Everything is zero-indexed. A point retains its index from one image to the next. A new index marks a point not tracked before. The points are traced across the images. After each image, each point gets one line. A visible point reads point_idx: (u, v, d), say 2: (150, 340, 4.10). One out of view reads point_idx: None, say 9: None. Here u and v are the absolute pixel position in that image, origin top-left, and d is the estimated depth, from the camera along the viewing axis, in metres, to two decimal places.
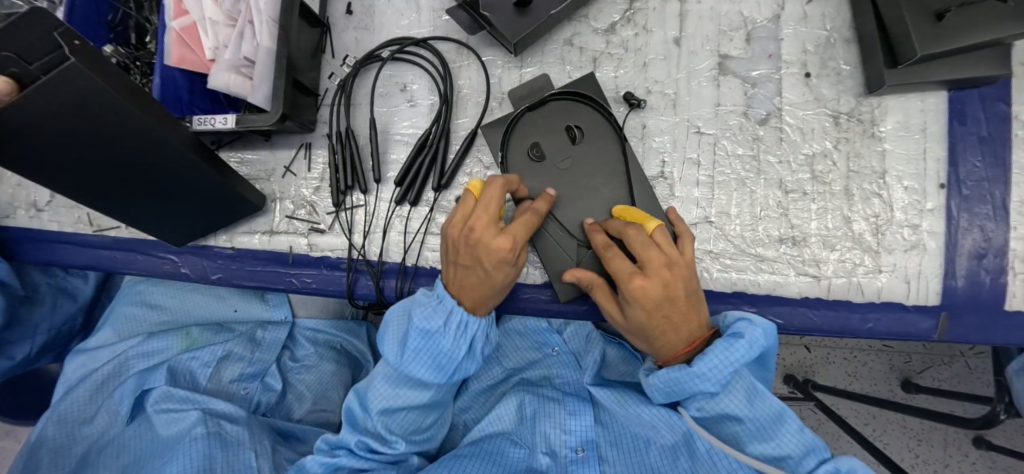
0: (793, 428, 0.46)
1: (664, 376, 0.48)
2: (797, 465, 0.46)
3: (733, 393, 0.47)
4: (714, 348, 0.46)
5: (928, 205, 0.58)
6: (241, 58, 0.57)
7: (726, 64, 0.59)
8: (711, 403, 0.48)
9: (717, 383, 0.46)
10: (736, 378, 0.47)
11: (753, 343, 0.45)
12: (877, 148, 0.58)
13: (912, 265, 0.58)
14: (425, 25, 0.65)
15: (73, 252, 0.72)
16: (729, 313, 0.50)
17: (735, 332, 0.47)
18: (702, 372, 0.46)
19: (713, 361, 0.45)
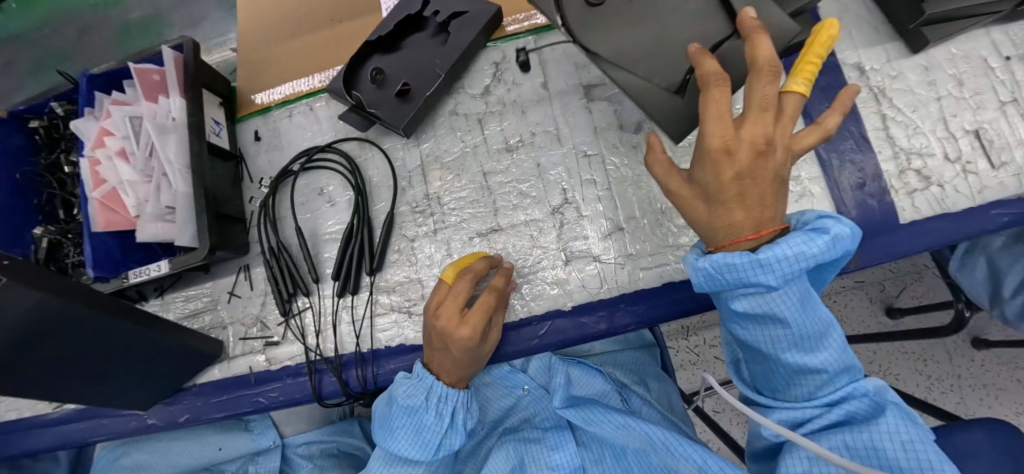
0: (835, 345, 0.43)
1: (718, 256, 0.41)
2: (827, 375, 0.43)
3: (790, 289, 0.40)
4: (790, 237, 0.38)
5: (800, 156, 0.65)
6: (163, 207, 0.62)
7: (591, 92, 0.67)
8: (763, 298, 0.41)
9: (783, 274, 0.38)
10: (795, 281, 0.40)
11: (840, 239, 0.39)
12: (740, 123, 0.66)
13: (807, 212, 0.64)
14: (327, 133, 0.72)
15: (38, 436, 0.72)
16: (805, 211, 0.45)
17: (817, 228, 0.40)
18: (768, 258, 0.38)
19: (782, 249, 0.38)
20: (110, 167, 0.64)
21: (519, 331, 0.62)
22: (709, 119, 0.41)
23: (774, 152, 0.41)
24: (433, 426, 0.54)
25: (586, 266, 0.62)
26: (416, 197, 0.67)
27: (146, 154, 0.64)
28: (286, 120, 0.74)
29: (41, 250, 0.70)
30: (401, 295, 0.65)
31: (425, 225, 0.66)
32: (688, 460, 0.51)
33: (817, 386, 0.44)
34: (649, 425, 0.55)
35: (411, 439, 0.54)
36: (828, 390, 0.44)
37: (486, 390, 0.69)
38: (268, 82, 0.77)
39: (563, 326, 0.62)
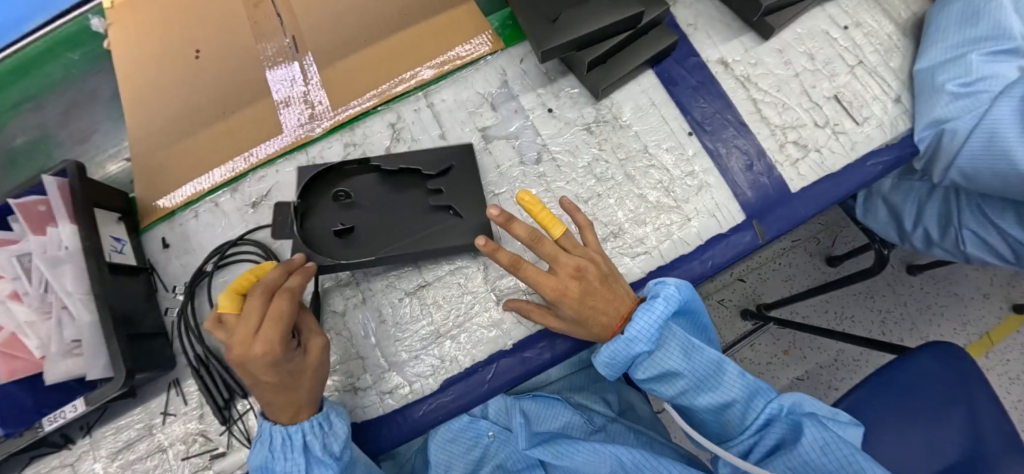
0: (733, 374, 0.57)
1: (607, 349, 0.56)
2: (746, 407, 0.57)
3: (669, 348, 0.57)
4: (638, 312, 0.54)
5: (689, 153, 0.70)
6: (70, 341, 0.59)
7: (488, 133, 0.70)
8: (651, 364, 0.57)
9: (649, 341, 0.54)
10: (669, 332, 0.57)
11: (669, 300, 0.54)
12: (630, 134, 0.70)
13: (707, 202, 0.68)
14: (238, 224, 0.71)
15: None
16: (650, 281, 0.59)
17: (655, 294, 0.56)
18: (634, 334, 0.54)
19: (637, 327, 0.54)
20: (1, 311, 0.60)
21: (468, 380, 0.62)
22: (539, 282, 0.54)
23: (590, 270, 0.55)
24: (288, 470, 0.53)
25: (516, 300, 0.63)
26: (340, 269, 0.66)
27: (42, 290, 0.60)
28: (193, 221, 0.72)
29: None
30: (343, 373, 0.63)
31: (353, 295, 0.65)
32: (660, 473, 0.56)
33: (747, 418, 0.57)
34: (614, 448, 0.59)
35: (285, 461, 0.53)
36: (755, 419, 0.57)
37: (452, 447, 0.66)
38: (169, 186, 0.75)
39: (510, 364, 0.62)
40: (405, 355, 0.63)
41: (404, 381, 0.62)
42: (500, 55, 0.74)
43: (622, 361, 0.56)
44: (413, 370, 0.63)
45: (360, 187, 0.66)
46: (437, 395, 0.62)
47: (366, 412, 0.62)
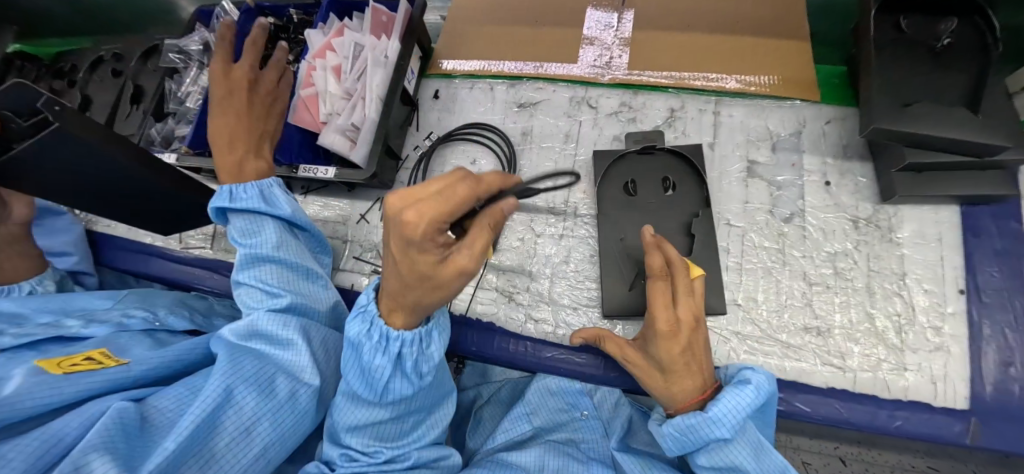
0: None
1: (676, 421, 0.49)
2: None
3: (744, 440, 0.47)
4: (724, 394, 0.47)
5: (949, 309, 0.61)
6: (349, 124, 0.70)
7: (754, 167, 0.69)
8: (721, 451, 0.47)
9: (730, 427, 0.46)
10: (745, 430, 0.48)
11: (760, 387, 0.48)
12: (896, 252, 0.64)
13: (937, 366, 0.60)
14: (497, 114, 0.78)
15: (173, 269, 0.85)
16: (733, 365, 0.54)
17: (742, 379, 0.49)
18: (725, 404, 0.46)
19: (727, 407, 0.46)
20: (322, 75, 0.74)
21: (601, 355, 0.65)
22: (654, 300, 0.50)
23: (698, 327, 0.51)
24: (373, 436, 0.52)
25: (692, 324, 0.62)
26: (555, 199, 0.71)
27: (354, 77, 0.73)
28: (466, 91, 0.81)
29: None
30: (508, 279, 0.69)
31: (553, 226, 0.70)
32: None
33: None
34: None
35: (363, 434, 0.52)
36: None
37: (549, 399, 0.69)
38: (463, 53, 0.85)
39: None
40: (566, 301, 0.66)
41: (551, 319, 0.66)
42: (810, 106, 0.71)
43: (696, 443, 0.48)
44: (563, 318, 0.66)
45: (655, 193, 0.67)
46: (569, 351, 0.65)
47: (506, 321, 0.67)
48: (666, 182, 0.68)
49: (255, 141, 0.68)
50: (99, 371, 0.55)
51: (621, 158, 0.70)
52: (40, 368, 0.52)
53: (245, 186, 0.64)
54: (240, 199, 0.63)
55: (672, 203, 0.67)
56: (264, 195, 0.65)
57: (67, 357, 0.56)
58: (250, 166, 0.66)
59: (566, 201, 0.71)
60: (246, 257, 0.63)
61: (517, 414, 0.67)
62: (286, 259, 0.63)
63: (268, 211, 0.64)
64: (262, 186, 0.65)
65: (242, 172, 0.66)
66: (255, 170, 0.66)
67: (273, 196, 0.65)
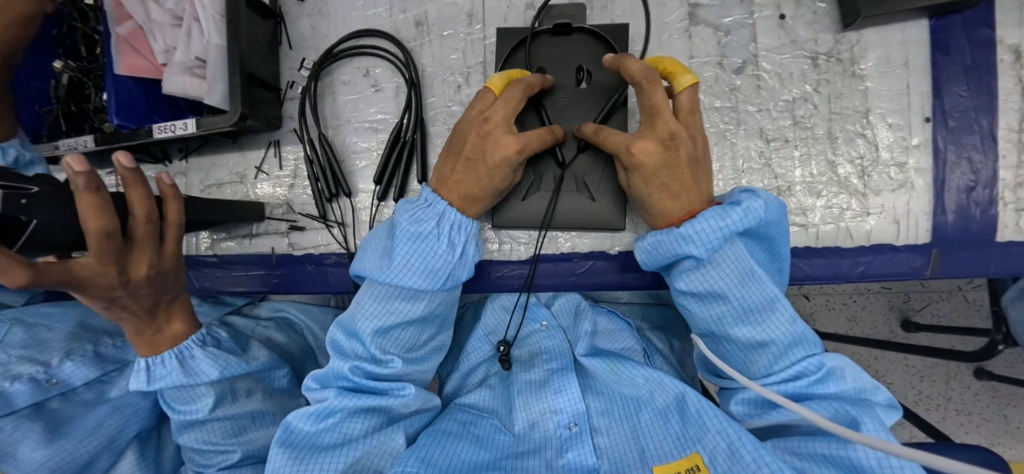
0: (784, 314, 0.45)
1: (652, 238, 0.47)
2: (782, 350, 0.45)
3: (724, 265, 0.45)
4: (705, 215, 0.44)
5: (914, 140, 0.56)
6: (192, 59, 0.55)
7: (696, 13, 0.57)
8: (699, 276, 0.46)
9: (707, 247, 0.44)
10: (727, 249, 0.45)
11: (749, 214, 0.43)
12: (859, 87, 0.56)
13: (901, 204, 0.56)
14: (380, 4, 0.62)
15: None
16: (735, 188, 0.47)
17: (734, 202, 0.45)
18: (692, 234, 0.44)
19: (699, 225, 0.44)
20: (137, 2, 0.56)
21: (557, 265, 0.59)
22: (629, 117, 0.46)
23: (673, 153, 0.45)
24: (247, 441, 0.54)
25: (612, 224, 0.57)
26: (472, 98, 0.59)
27: None
28: None
29: (60, 87, 0.64)
30: None
31: None
32: (719, 430, 0.45)
33: (777, 362, 0.46)
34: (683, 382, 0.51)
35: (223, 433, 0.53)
36: (787, 367, 0.45)
37: (506, 317, 0.64)
38: None
39: (604, 270, 0.58)
40: None
41: (495, 239, 0.59)
42: None
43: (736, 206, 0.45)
44: (509, 234, 0.59)
45: (568, 87, 0.55)
46: (523, 265, 0.60)
47: None
48: (581, 71, 0.55)
49: (161, 307, 0.51)
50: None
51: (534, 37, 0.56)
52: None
53: (166, 361, 0.52)
54: (160, 375, 0.52)
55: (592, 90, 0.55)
56: (188, 379, 0.51)
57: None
58: (174, 329, 0.53)
59: None
60: (178, 423, 0.52)
61: (477, 337, 0.64)
62: (240, 414, 0.54)
63: (210, 394, 0.52)
64: (181, 352, 0.52)
65: (159, 341, 0.52)
66: (173, 336, 0.52)
67: (195, 360, 0.52)
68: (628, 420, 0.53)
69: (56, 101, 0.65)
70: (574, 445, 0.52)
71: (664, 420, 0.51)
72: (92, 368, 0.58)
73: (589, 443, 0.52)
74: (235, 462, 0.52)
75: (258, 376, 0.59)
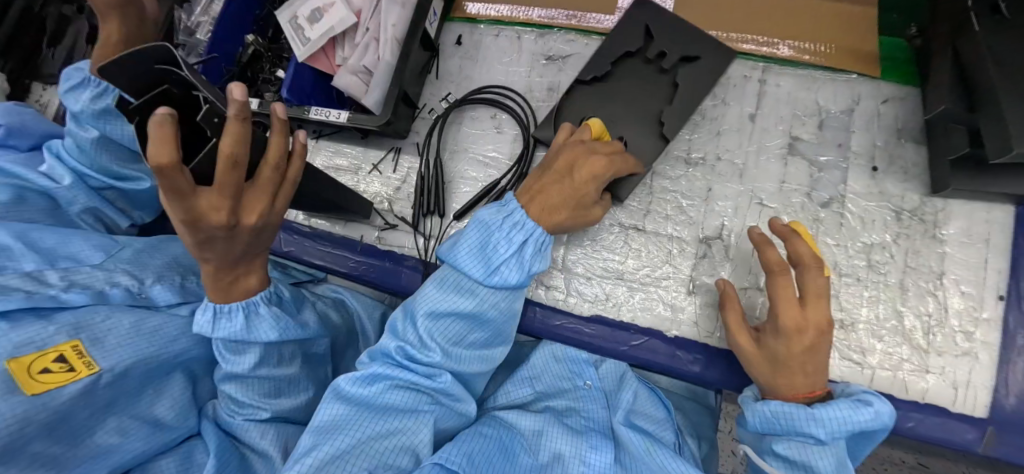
0: None
1: (776, 404, 0.47)
2: None
3: (831, 453, 0.45)
4: (838, 403, 0.44)
5: (984, 314, 0.58)
6: (361, 66, 0.66)
7: (796, 145, 0.63)
8: (801, 448, 0.45)
9: (830, 433, 0.44)
10: (835, 446, 0.45)
11: (880, 417, 0.44)
12: (937, 250, 0.60)
13: (961, 371, 0.57)
14: (523, 65, 0.72)
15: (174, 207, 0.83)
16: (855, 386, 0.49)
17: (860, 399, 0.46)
18: (822, 417, 0.44)
19: (833, 413, 0.44)
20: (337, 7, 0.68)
21: (615, 331, 0.61)
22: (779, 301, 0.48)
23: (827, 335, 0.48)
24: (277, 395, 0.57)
25: (609, 282, 0.62)
26: None
27: (369, 12, 0.67)
28: (490, 37, 0.75)
29: (245, 54, 0.77)
30: None
31: None
32: None
33: None
34: None
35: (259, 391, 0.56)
36: None
37: (553, 365, 0.66)
38: None
39: (656, 347, 0.60)
40: (580, 270, 0.63)
41: (562, 287, 0.63)
42: (868, 82, 0.65)
43: (779, 428, 0.47)
44: (576, 286, 0.63)
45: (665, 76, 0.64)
46: (581, 321, 0.62)
47: None
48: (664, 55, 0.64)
49: (246, 260, 0.50)
50: (69, 387, 0.47)
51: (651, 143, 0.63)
52: (12, 385, 0.44)
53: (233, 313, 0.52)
54: (223, 326, 0.52)
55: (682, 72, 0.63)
56: (246, 332, 0.52)
57: (38, 356, 0.46)
58: (249, 284, 0.52)
59: None
60: (222, 373, 0.55)
61: (520, 377, 0.66)
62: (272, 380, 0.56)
63: (255, 352, 0.54)
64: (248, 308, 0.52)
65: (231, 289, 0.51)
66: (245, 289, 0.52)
67: (259, 318, 0.53)
68: None
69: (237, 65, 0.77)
70: None
71: None
72: (175, 295, 0.61)
73: None
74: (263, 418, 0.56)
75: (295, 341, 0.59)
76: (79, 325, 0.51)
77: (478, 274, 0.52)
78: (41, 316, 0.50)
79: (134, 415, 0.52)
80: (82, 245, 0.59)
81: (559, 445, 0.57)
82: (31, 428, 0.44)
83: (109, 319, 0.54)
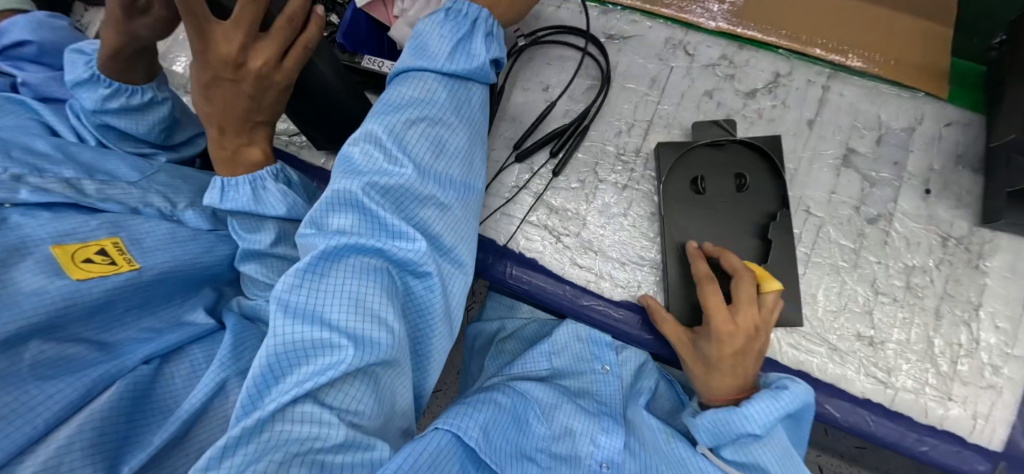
0: None
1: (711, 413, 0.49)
2: None
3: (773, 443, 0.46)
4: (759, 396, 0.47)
5: (1016, 351, 0.56)
6: (420, 19, 0.64)
7: (851, 157, 0.62)
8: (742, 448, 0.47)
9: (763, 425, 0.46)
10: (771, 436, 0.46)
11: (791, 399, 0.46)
12: (978, 281, 0.59)
13: (982, 402, 0.56)
14: (582, 41, 0.71)
15: None
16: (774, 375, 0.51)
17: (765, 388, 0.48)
18: (750, 414, 0.46)
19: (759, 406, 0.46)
20: None
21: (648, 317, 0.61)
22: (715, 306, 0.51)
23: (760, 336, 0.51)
24: None
25: (642, 269, 0.62)
26: (626, 146, 0.66)
27: None
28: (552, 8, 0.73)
29: None
30: (559, 220, 0.65)
31: (619, 174, 0.65)
32: None
33: None
34: None
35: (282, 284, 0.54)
36: None
37: (576, 345, 0.64)
38: None
39: None
40: (614, 255, 0.63)
41: (595, 269, 0.63)
42: (933, 102, 0.63)
43: (726, 436, 0.48)
44: (609, 271, 0.62)
45: (728, 191, 0.61)
46: (613, 305, 0.61)
47: (550, 263, 0.64)
48: (739, 179, 0.61)
49: (252, 126, 0.55)
50: (113, 276, 0.48)
51: (692, 150, 0.62)
52: (55, 267, 0.45)
53: (239, 184, 0.53)
54: (231, 197, 0.54)
55: (731, 218, 0.60)
56: (254, 204, 0.53)
57: (82, 246, 0.48)
58: (248, 153, 0.55)
59: (637, 150, 0.65)
60: (241, 251, 0.53)
61: (540, 350, 0.65)
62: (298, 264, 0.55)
63: (268, 232, 0.54)
64: (256, 180, 0.54)
65: (235, 160, 0.55)
66: (248, 157, 0.55)
67: (266, 192, 0.54)
68: None
69: None
70: None
71: None
72: (207, 220, 0.59)
73: None
74: None
75: None
76: (115, 223, 0.52)
77: (423, 155, 0.51)
78: (85, 214, 0.51)
79: (166, 318, 0.53)
80: (119, 164, 0.58)
81: (571, 420, 0.57)
82: (75, 310, 0.45)
83: (145, 225, 0.54)
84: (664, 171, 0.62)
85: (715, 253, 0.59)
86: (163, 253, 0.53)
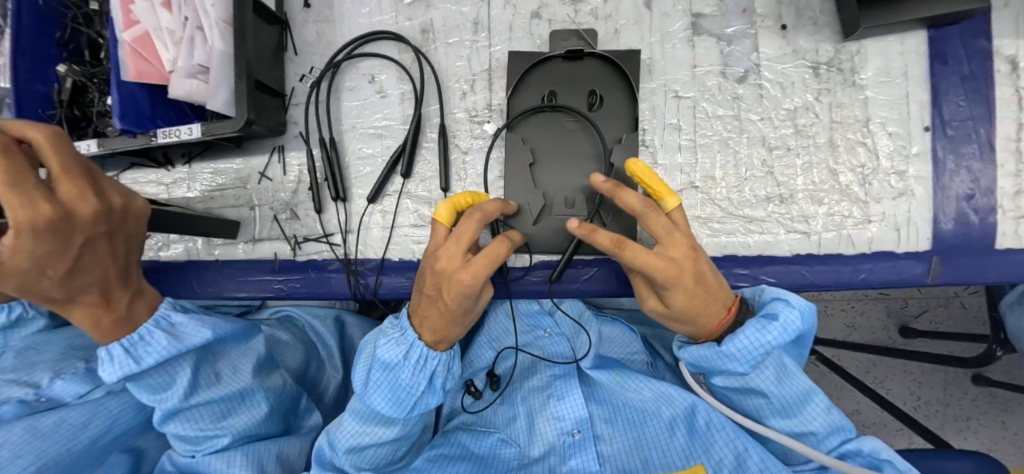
0: (821, 405, 0.44)
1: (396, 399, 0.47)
2: (820, 442, 0.44)
3: (765, 370, 0.43)
4: (747, 328, 0.42)
5: (913, 149, 0.56)
6: (195, 65, 0.55)
7: (699, 23, 0.58)
8: (736, 378, 0.45)
9: (748, 362, 0.42)
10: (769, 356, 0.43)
11: (788, 326, 0.41)
12: (860, 97, 0.56)
13: (901, 212, 0.56)
14: (386, 12, 0.62)
15: None
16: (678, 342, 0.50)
17: (768, 313, 0.43)
18: (733, 351, 0.42)
19: (739, 345, 0.42)
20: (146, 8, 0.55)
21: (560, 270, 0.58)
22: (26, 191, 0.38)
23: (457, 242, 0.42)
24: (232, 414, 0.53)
25: None
26: (476, 105, 0.59)
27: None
28: None
29: (64, 91, 0.64)
30: None
31: (481, 138, 0.59)
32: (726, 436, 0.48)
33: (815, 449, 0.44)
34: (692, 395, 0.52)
35: (206, 415, 0.52)
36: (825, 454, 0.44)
37: (510, 322, 0.64)
38: None
39: (606, 277, 0.58)
40: None
41: None
42: None
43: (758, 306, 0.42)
44: None
45: (580, 108, 0.57)
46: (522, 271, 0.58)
47: None
48: (592, 96, 0.57)
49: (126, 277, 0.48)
50: None
51: (545, 62, 0.57)
52: None
53: (149, 336, 0.48)
54: (147, 354, 0.48)
55: (574, 134, 0.57)
56: (178, 346, 0.48)
57: None
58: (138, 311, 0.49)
59: (488, 106, 0.59)
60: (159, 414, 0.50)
61: (481, 343, 0.64)
62: (219, 398, 0.52)
63: (187, 376, 0.50)
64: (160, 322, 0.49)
65: (133, 317, 0.48)
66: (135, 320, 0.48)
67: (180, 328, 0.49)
68: (632, 431, 0.54)
69: (60, 106, 0.64)
70: (576, 452, 0.53)
71: (667, 436, 0.52)
72: (80, 383, 0.54)
73: (592, 450, 0.53)
74: (221, 446, 0.52)
75: (236, 347, 0.56)
76: None
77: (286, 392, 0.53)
78: None
79: None
80: None
81: (531, 404, 0.58)
82: None
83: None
84: (512, 89, 0.57)
85: (559, 179, 0.56)
86: (25, 456, 0.46)
